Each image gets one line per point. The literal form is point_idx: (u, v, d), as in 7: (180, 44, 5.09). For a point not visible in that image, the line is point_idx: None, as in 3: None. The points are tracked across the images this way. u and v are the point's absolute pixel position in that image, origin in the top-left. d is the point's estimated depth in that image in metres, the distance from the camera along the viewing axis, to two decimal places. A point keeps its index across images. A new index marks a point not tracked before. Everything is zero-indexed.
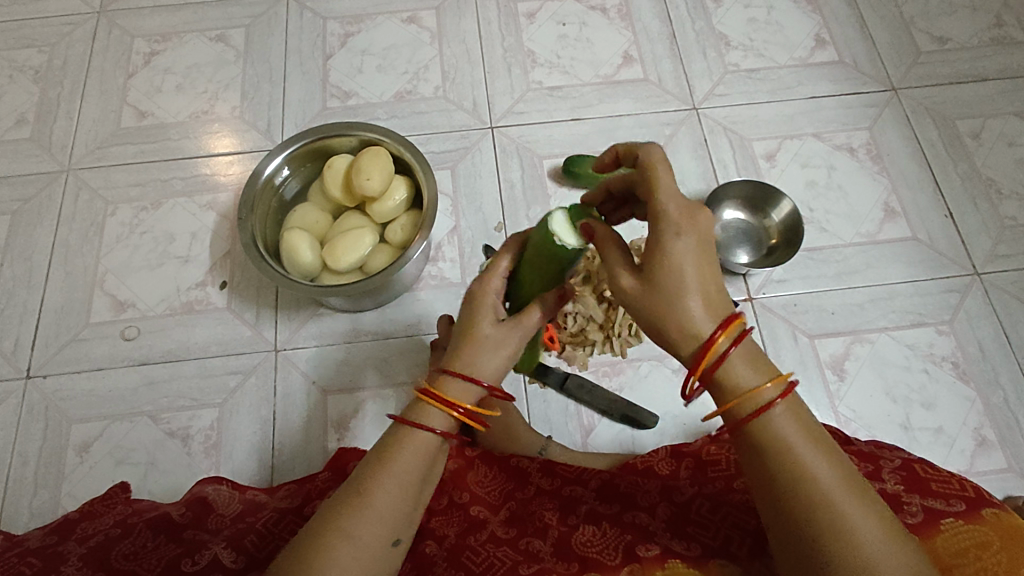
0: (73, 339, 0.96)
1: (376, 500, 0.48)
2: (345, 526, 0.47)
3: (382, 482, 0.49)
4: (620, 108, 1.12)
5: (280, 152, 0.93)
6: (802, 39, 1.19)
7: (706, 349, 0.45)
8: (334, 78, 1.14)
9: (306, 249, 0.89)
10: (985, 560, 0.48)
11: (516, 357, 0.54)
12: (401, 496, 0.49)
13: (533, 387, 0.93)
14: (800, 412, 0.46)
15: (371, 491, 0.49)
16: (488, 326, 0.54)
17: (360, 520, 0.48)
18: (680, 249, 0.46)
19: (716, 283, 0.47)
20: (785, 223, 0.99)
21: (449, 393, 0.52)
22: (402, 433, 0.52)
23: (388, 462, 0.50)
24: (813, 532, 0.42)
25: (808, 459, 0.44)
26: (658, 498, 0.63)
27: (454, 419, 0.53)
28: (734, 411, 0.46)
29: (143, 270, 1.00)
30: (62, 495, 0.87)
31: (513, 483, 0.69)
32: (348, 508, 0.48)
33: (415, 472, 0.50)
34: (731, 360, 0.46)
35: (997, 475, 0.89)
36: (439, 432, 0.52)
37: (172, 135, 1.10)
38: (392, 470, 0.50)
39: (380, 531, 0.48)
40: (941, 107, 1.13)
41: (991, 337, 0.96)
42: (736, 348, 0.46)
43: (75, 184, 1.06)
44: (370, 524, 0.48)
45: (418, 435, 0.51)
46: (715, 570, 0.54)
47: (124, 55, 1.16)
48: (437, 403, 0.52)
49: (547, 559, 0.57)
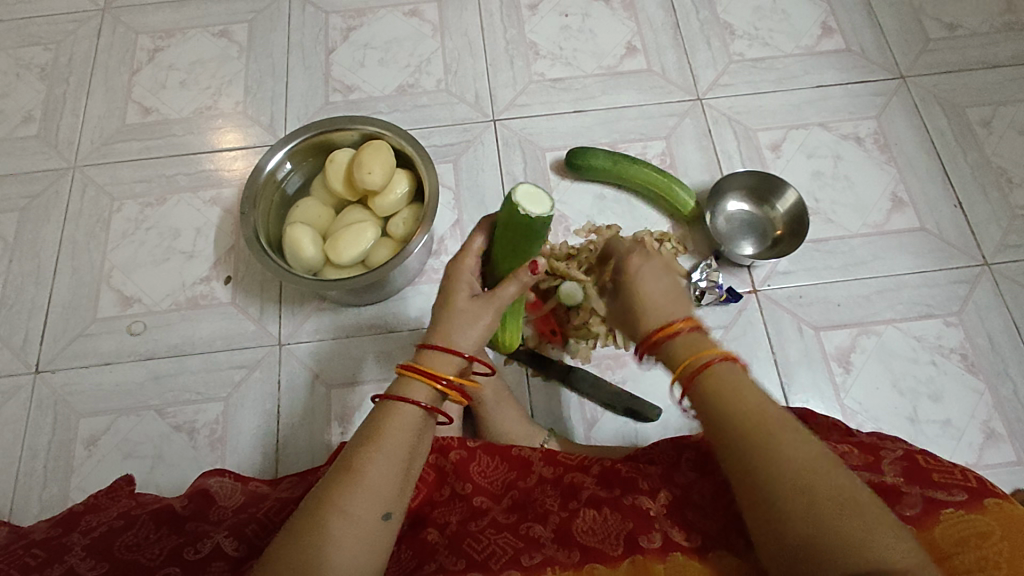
0: (80, 335, 0.97)
1: (369, 476, 0.49)
2: (337, 503, 0.47)
3: (372, 457, 0.49)
4: (622, 99, 1.11)
5: (281, 147, 0.93)
6: (809, 28, 1.17)
7: (660, 328, 0.54)
8: (336, 72, 1.14)
9: (309, 244, 0.89)
10: (987, 548, 0.48)
11: (492, 328, 0.57)
12: (393, 472, 0.50)
13: (536, 380, 0.93)
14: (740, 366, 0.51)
15: (363, 467, 0.49)
16: (462, 301, 0.57)
17: (354, 494, 0.48)
18: (641, 268, 0.57)
19: (676, 288, 0.56)
20: (791, 214, 0.98)
21: (430, 365, 0.54)
22: (390, 409, 0.52)
23: (376, 437, 0.50)
24: (750, 462, 0.47)
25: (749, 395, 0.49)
26: (659, 481, 0.62)
27: (438, 392, 0.54)
28: (685, 377, 0.52)
29: (148, 266, 1.01)
30: (71, 488, 0.88)
31: (516, 472, 0.69)
32: (339, 485, 0.48)
33: (405, 445, 0.51)
34: (684, 336, 0.53)
35: (1005, 469, 0.88)
36: (422, 405, 0.53)
37: (176, 131, 1.11)
38: (380, 445, 0.50)
39: (372, 505, 0.48)
40: (951, 95, 1.11)
41: (1000, 328, 0.95)
42: (690, 329, 0.53)
43: (81, 181, 1.07)
44: (362, 499, 0.48)
45: (403, 410, 0.52)
46: (713, 560, 0.55)
47: (129, 52, 1.17)
48: (419, 376, 0.53)
49: (549, 546, 0.58)
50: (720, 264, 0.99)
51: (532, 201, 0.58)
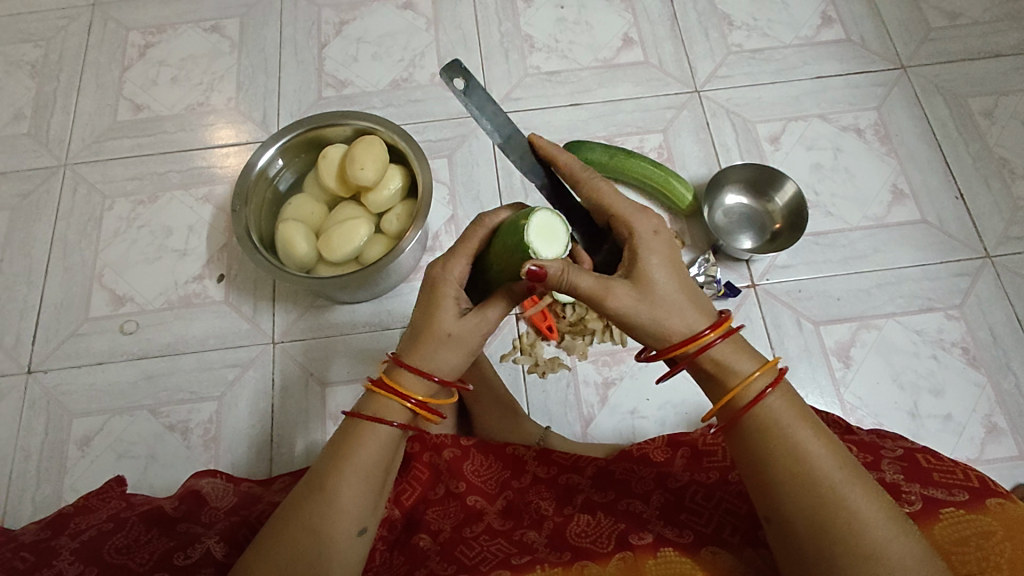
0: (73, 334, 0.96)
1: (341, 496, 0.52)
2: (313, 525, 0.50)
3: (346, 477, 0.52)
4: (619, 92, 1.10)
5: (273, 142, 0.92)
6: (808, 18, 1.15)
7: (691, 340, 0.51)
8: (329, 67, 1.13)
9: (302, 241, 0.88)
10: (988, 549, 0.47)
11: (472, 353, 0.57)
12: (366, 489, 0.53)
13: (533, 376, 0.92)
14: (792, 394, 0.50)
15: (335, 487, 0.52)
16: (449, 323, 0.55)
17: (328, 515, 0.51)
18: (650, 267, 0.52)
19: (694, 291, 0.52)
20: (790, 207, 0.97)
21: (404, 386, 0.55)
22: (362, 426, 0.54)
23: (349, 456, 0.53)
24: (811, 524, 0.45)
25: (803, 437, 0.47)
26: (654, 485, 0.62)
27: (408, 411, 0.56)
28: (732, 403, 0.50)
29: (141, 264, 1.00)
30: (65, 489, 0.87)
31: (510, 471, 0.68)
32: (315, 504, 0.51)
33: (378, 460, 0.54)
34: (718, 349, 0.51)
35: (1007, 463, 0.86)
36: (397, 425, 0.55)
37: (168, 128, 1.09)
38: (353, 465, 0.53)
39: (347, 523, 0.51)
40: (953, 85, 1.09)
41: (1003, 322, 0.94)
42: (724, 342, 0.51)
43: (72, 179, 1.06)
44: (338, 518, 0.51)
45: (377, 429, 0.54)
46: (707, 557, 0.54)
47: (120, 49, 1.16)
48: (392, 395, 0.55)
49: (540, 550, 0.57)
50: (719, 258, 0.98)
51: (545, 237, 0.55)
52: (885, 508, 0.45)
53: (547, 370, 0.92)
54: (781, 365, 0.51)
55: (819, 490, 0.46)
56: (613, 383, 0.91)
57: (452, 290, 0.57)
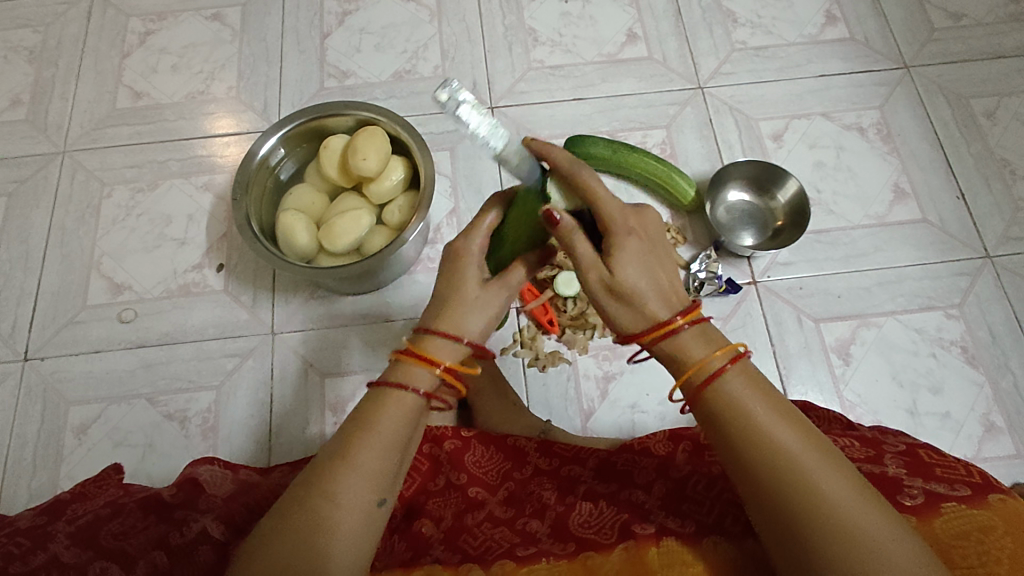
0: (70, 322, 0.95)
1: (361, 459, 0.50)
2: (332, 487, 0.48)
3: (364, 444, 0.50)
4: (623, 87, 1.09)
5: (275, 131, 0.91)
6: (812, 16, 1.15)
7: (659, 326, 0.51)
8: (331, 57, 1.12)
9: (303, 232, 0.88)
10: (989, 544, 0.47)
11: (497, 318, 0.58)
12: (386, 459, 0.51)
13: (533, 370, 0.92)
14: (750, 372, 0.50)
15: (355, 452, 0.50)
16: (476, 290, 0.56)
17: (346, 478, 0.49)
18: (626, 260, 0.51)
19: (669, 279, 0.52)
20: (792, 205, 0.97)
21: (433, 351, 0.55)
22: (388, 394, 0.53)
23: (370, 422, 0.51)
24: (784, 503, 0.45)
25: (764, 417, 0.47)
26: (655, 475, 0.63)
27: (436, 377, 0.55)
28: (690, 382, 0.51)
29: (139, 252, 1.00)
30: (61, 476, 0.87)
31: (511, 462, 0.68)
32: (328, 469, 0.50)
33: (400, 428, 0.52)
34: (682, 335, 0.51)
35: (1005, 462, 0.87)
36: (422, 394, 0.54)
37: (169, 116, 1.08)
38: (374, 430, 0.51)
39: (365, 491, 0.49)
40: (955, 85, 1.09)
41: (1002, 321, 0.94)
42: (690, 327, 0.51)
43: (71, 165, 1.05)
44: (357, 481, 0.49)
45: (403, 397, 0.53)
46: (708, 546, 0.53)
47: (120, 36, 1.15)
48: (421, 361, 0.54)
49: (544, 540, 0.57)
50: (720, 254, 0.98)
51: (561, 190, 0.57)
52: (852, 484, 0.45)
53: (547, 364, 0.91)
54: (743, 351, 0.51)
55: (796, 480, 0.45)
56: (613, 377, 0.91)
57: (473, 269, 0.57)
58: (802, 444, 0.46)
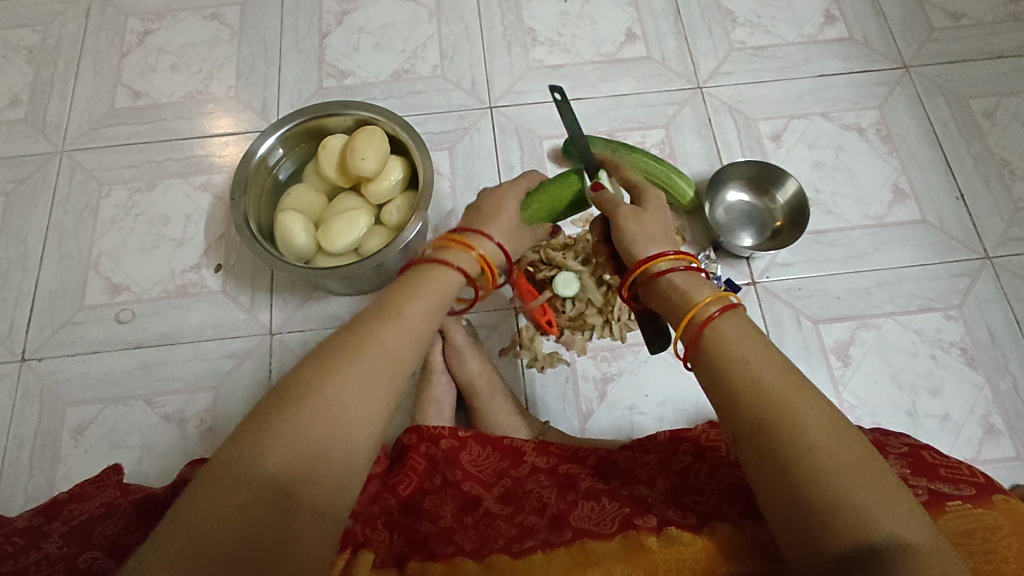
0: (67, 322, 0.95)
1: (401, 315, 0.50)
2: (369, 332, 0.48)
3: (406, 301, 0.51)
4: (622, 87, 1.09)
5: (273, 131, 0.91)
6: (812, 16, 1.15)
7: (654, 258, 0.56)
8: (330, 57, 1.12)
9: (301, 232, 0.88)
10: (996, 542, 0.47)
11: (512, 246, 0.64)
12: (422, 319, 0.51)
13: (532, 371, 0.92)
14: (743, 319, 0.51)
15: (396, 309, 0.50)
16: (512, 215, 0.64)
17: (383, 329, 0.48)
18: (644, 216, 0.60)
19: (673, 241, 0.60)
20: (791, 205, 0.97)
21: (470, 241, 0.59)
22: (432, 267, 0.55)
23: (416, 285, 0.53)
24: (760, 434, 0.44)
25: (755, 362, 0.47)
26: (657, 469, 0.63)
27: (472, 262, 0.58)
28: (690, 323, 0.52)
29: (137, 253, 0.99)
30: (58, 477, 0.86)
31: (507, 461, 0.68)
32: (368, 319, 0.49)
33: (439, 297, 0.53)
34: (679, 274, 0.55)
35: (1004, 463, 0.87)
36: (458, 270, 0.56)
37: (167, 115, 1.08)
38: (415, 291, 0.52)
39: (398, 345, 0.48)
40: (955, 85, 1.09)
41: (1001, 322, 0.94)
42: (683, 270, 0.56)
43: (69, 165, 1.05)
44: (394, 333, 0.48)
45: (444, 269, 0.55)
46: (708, 533, 0.54)
47: (119, 35, 1.14)
48: (458, 244, 0.58)
49: (543, 532, 0.57)
50: (719, 255, 0.97)
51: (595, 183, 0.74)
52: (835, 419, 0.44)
53: (545, 365, 0.91)
54: (738, 302, 0.52)
55: (806, 448, 0.42)
56: (612, 378, 0.91)
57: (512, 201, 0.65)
58: (813, 417, 0.43)
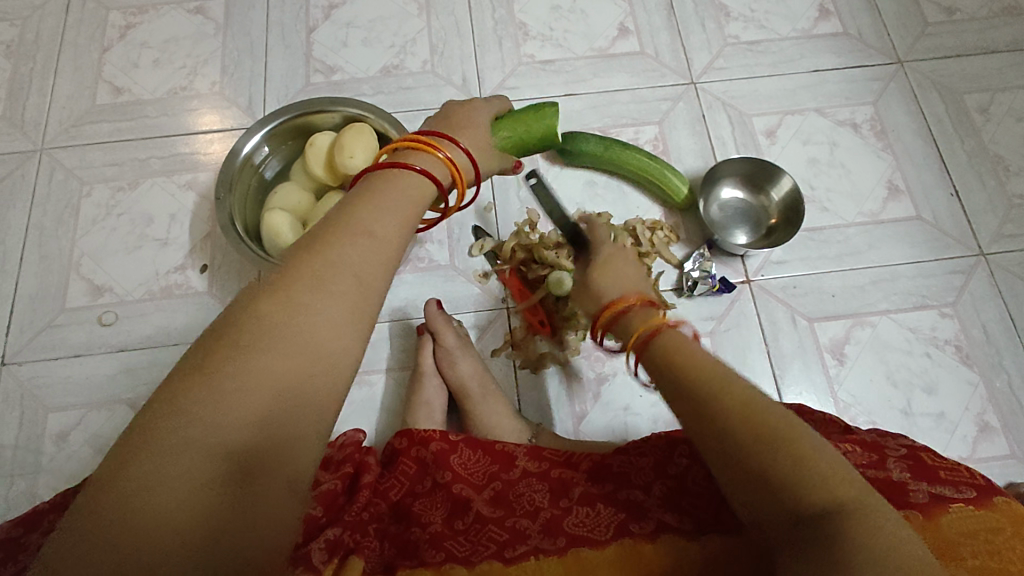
0: (48, 325, 0.93)
1: (365, 231, 0.46)
2: (332, 253, 0.45)
3: (371, 215, 0.47)
4: (615, 83, 1.08)
5: (259, 128, 0.89)
6: (805, 11, 1.14)
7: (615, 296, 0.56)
8: (317, 52, 1.10)
9: (288, 231, 0.85)
10: (998, 543, 0.47)
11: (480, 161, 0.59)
12: (389, 237, 0.47)
13: (524, 372, 0.90)
14: (675, 334, 0.51)
15: (361, 225, 0.47)
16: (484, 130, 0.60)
17: (350, 249, 0.45)
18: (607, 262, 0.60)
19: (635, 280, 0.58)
20: (786, 202, 0.96)
21: (433, 141, 0.54)
22: (395, 171, 0.51)
23: (374, 193, 0.49)
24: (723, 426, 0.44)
25: (699, 359, 0.48)
26: (654, 473, 0.61)
27: (436, 162, 0.53)
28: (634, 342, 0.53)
29: (120, 253, 0.97)
30: (40, 485, 0.84)
31: (498, 464, 0.65)
32: (330, 236, 0.45)
33: (405, 209, 0.50)
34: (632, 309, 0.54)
35: (998, 462, 0.86)
36: (418, 168, 0.52)
37: (150, 112, 1.06)
38: (379, 203, 0.48)
39: (365, 265, 0.45)
40: (949, 81, 1.08)
41: (995, 320, 0.94)
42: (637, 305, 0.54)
43: (49, 164, 1.02)
44: (359, 253, 0.45)
45: (406, 172, 0.51)
46: (704, 542, 0.55)
47: (99, 29, 1.11)
48: (422, 144, 0.53)
49: (535, 537, 0.58)
50: (713, 253, 0.96)
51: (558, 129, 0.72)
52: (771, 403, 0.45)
53: (537, 366, 0.90)
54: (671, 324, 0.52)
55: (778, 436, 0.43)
56: (606, 378, 0.90)
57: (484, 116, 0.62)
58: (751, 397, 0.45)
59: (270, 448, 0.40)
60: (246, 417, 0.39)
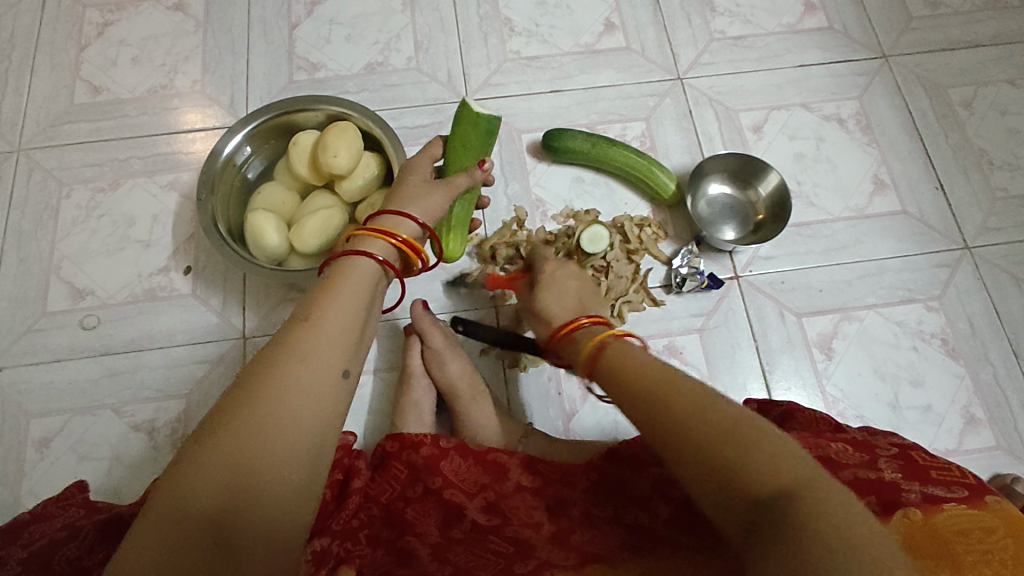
0: (29, 330, 0.91)
1: (325, 316, 0.50)
2: (299, 340, 0.48)
3: (332, 305, 0.51)
4: (601, 79, 1.07)
5: (241, 127, 0.87)
6: (791, 5, 1.14)
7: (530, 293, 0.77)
8: (300, 49, 1.08)
9: (272, 232, 0.84)
10: (990, 544, 0.49)
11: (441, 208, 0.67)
12: (346, 322, 0.51)
13: (513, 371, 0.90)
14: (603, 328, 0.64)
15: (319, 312, 0.50)
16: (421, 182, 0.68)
17: (312, 336, 0.48)
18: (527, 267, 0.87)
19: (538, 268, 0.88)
20: (773, 198, 0.95)
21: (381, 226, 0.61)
22: (348, 262, 0.57)
23: (335, 283, 0.54)
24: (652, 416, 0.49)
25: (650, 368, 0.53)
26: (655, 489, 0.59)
27: (393, 247, 0.60)
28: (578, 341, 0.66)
29: (101, 256, 0.95)
30: (22, 493, 0.83)
31: (489, 474, 0.64)
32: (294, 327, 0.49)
33: (359, 292, 0.54)
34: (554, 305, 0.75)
35: (984, 453, 0.87)
36: (377, 259, 0.58)
37: (129, 111, 1.04)
38: (338, 291, 0.53)
39: (330, 351, 0.48)
40: (933, 75, 1.09)
41: (980, 313, 0.94)
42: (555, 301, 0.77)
43: (26, 165, 1.00)
44: (322, 339, 0.48)
45: (359, 262, 0.57)
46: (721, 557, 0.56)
47: (76, 26, 1.09)
48: (374, 233, 0.60)
49: (538, 550, 0.62)
50: (702, 249, 0.96)
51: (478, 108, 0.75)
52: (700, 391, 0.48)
53: (527, 365, 0.89)
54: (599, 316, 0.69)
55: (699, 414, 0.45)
56: None
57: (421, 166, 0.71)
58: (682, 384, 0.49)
59: (253, 525, 0.42)
60: (216, 494, 0.41)
